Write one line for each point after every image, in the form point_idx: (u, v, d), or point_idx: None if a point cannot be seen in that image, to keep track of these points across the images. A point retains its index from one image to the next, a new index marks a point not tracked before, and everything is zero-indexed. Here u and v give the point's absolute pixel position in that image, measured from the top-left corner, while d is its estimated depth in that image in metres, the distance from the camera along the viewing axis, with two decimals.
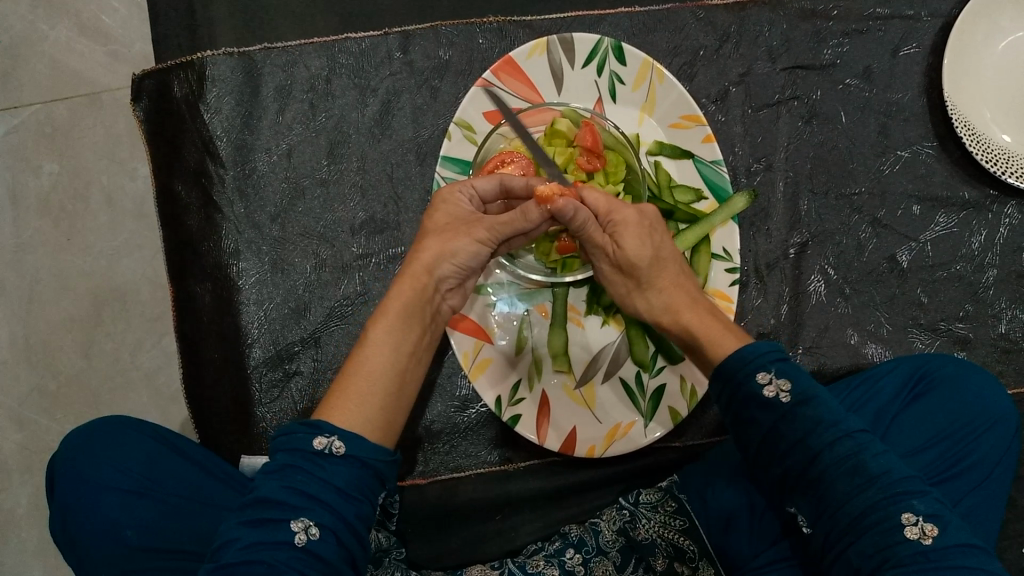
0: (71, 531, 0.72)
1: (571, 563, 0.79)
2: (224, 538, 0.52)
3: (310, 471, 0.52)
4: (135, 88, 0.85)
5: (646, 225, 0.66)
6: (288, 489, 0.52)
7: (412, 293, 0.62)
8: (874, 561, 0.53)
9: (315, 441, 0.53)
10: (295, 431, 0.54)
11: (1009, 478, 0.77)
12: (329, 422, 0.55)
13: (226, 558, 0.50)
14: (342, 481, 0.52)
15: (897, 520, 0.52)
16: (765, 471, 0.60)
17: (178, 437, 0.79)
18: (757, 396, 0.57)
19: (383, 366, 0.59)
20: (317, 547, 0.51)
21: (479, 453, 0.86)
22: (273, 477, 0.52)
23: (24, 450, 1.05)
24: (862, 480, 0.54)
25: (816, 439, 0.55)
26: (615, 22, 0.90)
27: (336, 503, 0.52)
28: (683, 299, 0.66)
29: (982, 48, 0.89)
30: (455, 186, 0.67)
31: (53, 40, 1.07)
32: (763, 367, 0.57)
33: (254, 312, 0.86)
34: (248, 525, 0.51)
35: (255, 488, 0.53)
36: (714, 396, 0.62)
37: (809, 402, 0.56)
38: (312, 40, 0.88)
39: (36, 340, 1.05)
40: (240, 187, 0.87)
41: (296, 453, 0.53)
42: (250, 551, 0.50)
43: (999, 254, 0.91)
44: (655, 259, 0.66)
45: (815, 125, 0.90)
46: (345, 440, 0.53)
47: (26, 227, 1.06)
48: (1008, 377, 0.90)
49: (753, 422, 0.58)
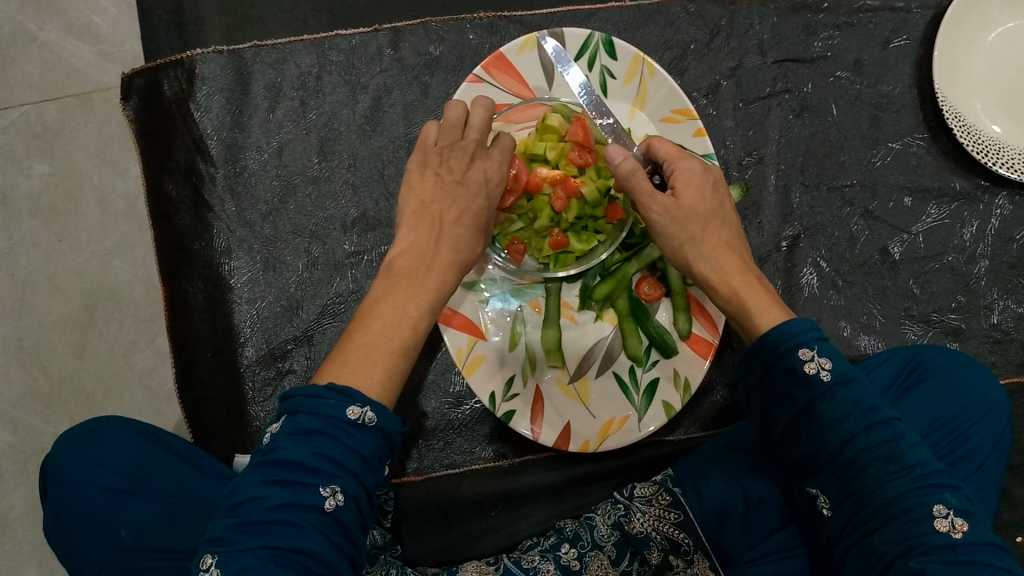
0: (64, 531, 0.72)
1: (566, 558, 0.79)
2: (245, 497, 0.49)
3: (339, 439, 0.50)
4: (124, 87, 0.86)
5: (710, 182, 0.65)
6: (318, 454, 0.49)
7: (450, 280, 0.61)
8: (898, 548, 0.53)
9: (347, 410, 0.50)
10: (324, 395, 0.51)
11: (1002, 467, 0.77)
12: (359, 390, 0.52)
13: (249, 517, 0.48)
14: (369, 451, 0.51)
15: (927, 511, 0.53)
16: (789, 449, 0.60)
17: (172, 435, 0.79)
18: (795, 371, 0.57)
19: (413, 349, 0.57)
20: (343, 514, 0.50)
21: (473, 449, 0.86)
22: (298, 441, 0.50)
23: (18, 452, 1.04)
24: (896, 468, 0.54)
25: (854, 422, 0.56)
26: (606, 16, 0.90)
27: (361, 471, 0.51)
28: (733, 262, 0.64)
29: (972, 39, 0.89)
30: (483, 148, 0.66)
31: (42, 41, 1.06)
32: (806, 343, 0.57)
33: (246, 310, 0.86)
34: (274, 485, 0.49)
35: (279, 448, 0.50)
36: (746, 373, 0.62)
37: (848, 384, 0.56)
38: (302, 37, 0.88)
39: (29, 342, 1.05)
40: (231, 186, 0.86)
41: (325, 419, 0.50)
42: (275, 513, 0.48)
43: (990, 245, 0.91)
44: (715, 211, 0.65)
45: (806, 118, 0.90)
46: (377, 411, 0.52)
47: (18, 228, 1.05)
48: (1000, 367, 0.90)
49: (789, 399, 0.58)
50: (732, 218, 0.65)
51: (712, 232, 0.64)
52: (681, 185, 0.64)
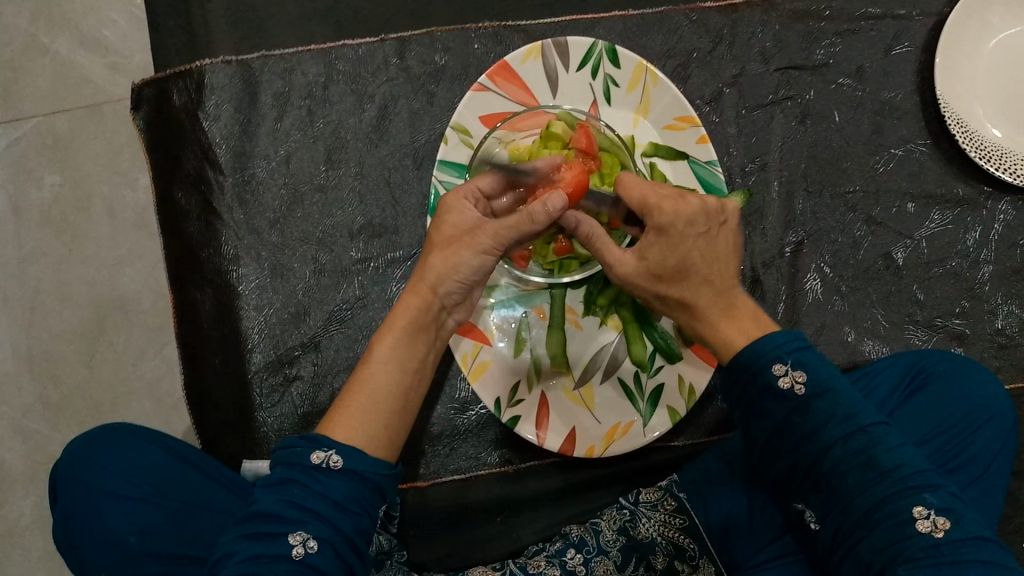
0: (72, 538, 0.72)
1: (572, 564, 0.79)
2: (224, 551, 0.53)
3: (306, 486, 0.53)
4: (133, 98, 0.86)
5: (681, 228, 0.60)
6: (286, 503, 0.53)
7: (416, 308, 0.63)
8: (885, 555, 0.54)
9: (312, 456, 0.54)
10: (295, 444, 0.55)
11: (1008, 472, 0.77)
12: (328, 436, 0.56)
13: (225, 571, 0.52)
14: (340, 495, 0.53)
15: (908, 514, 0.53)
16: (772, 464, 0.60)
17: (180, 443, 0.79)
18: (771, 387, 0.57)
19: (392, 378, 0.60)
20: (315, 560, 0.52)
21: (479, 455, 0.87)
22: (271, 491, 0.54)
23: (27, 460, 1.05)
24: (874, 474, 0.54)
25: (829, 431, 0.56)
26: (609, 26, 0.91)
27: (333, 516, 0.53)
28: (703, 303, 0.62)
29: (973, 46, 0.89)
30: (461, 194, 0.65)
31: (53, 53, 1.08)
32: (779, 358, 0.57)
33: (254, 317, 0.86)
34: (247, 539, 0.53)
35: (255, 501, 0.54)
36: (726, 390, 0.62)
37: (825, 394, 0.56)
38: (309, 47, 0.89)
39: (38, 351, 1.06)
40: (240, 194, 0.87)
41: (294, 467, 0.54)
42: (247, 565, 0.52)
43: (994, 250, 0.91)
44: (680, 266, 0.61)
45: (808, 125, 0.91)
46: (342, 454, 0.54)
47: (28, 238, 1.07)
48: (1005, 372, 0.90)
49: (765, 414, 0.58)
50: (700, 269, 0.61)
51: (672, 289, 0.62)
52: (648, 245, 0.61)
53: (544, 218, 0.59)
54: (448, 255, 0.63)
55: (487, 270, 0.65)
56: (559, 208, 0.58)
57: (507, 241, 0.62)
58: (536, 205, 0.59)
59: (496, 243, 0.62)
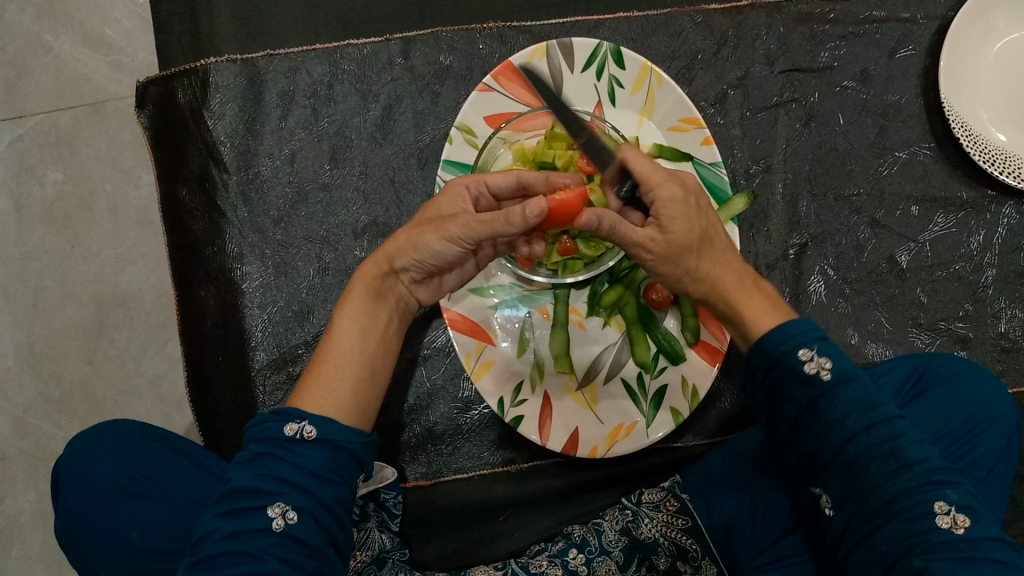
0: (74, 533, 0.72)
1: (574, 564, 0.79)
2: (202, 533, 0.52)
3: (282, 458, 0.53)
4: (138, 96, 0.86)
5: (690, 202, 0.62)
6: (261, 475, 0.53)
7: (371, 280, 0.64)
8: (901, 546, 0.53)
9: (285, 429, 0.54)
10: (267, 421, 0.55)
11: (1010, 476, 0.77)
12: (299, 408, 0.56)
13: (206, 551, 0.51)
14: (316, 465, 0.53)
15: (929, 507, 0.53)
16: (793, 449, 0.60)
17: (179, 438, 0.79)
18: (795, 372, 0.57)
19: (356, 347, 0.62)
20: (296, 530, 0.51)
21: (481, 454, 0.87)
22: (247, 467, 0.53)
23: (27, 456, 1.05)
24: (897, 466, 0.54)
25: (854, 420, 0.56)
26: (614, 27, 0.91)
27: (312, 486, 0.52)
28: (729, 277, 0.64)
29: (978, 50, 0.89)
30: (462, 181, 0.68)
31: (57, 51, 1.08)
32: (806, 344, 0.57)
33: (257, 315, 0.86)
34: (224, 516, 0.52)
35: (230, 480, 0.54)
36: (748, 373, 0.62)
37: (850, 382, 0.57)
38: (315, 47, 0.89)
39: (40, 347, 1.06)
40: (244, 192, 0.88)
41: (268, 441, 0.54)
42: (226, 542, 0.51)
43: (998, 254, 0.91)
44: (703, 237, 0.63)
45: (813, 127, 0.91)
46: (315, 424, 0.54)
47: (31, 234, 1.07)
48: (1008, 376, 0.90)
49: (789, 399, 0.58)
50: (719, 241, 0.63)
51: (700, 265, 0.63)
52: (670, 219, 0.61)
53: (521, 223, 0.58)
54: (413, 234, 0.64)
55: (450, 257, 0.65)
56: (537, 216, 0.57)
57: (466, 231, 0.61)
58: (514, 207, 0.57)
59: (464, 234, 0.61)
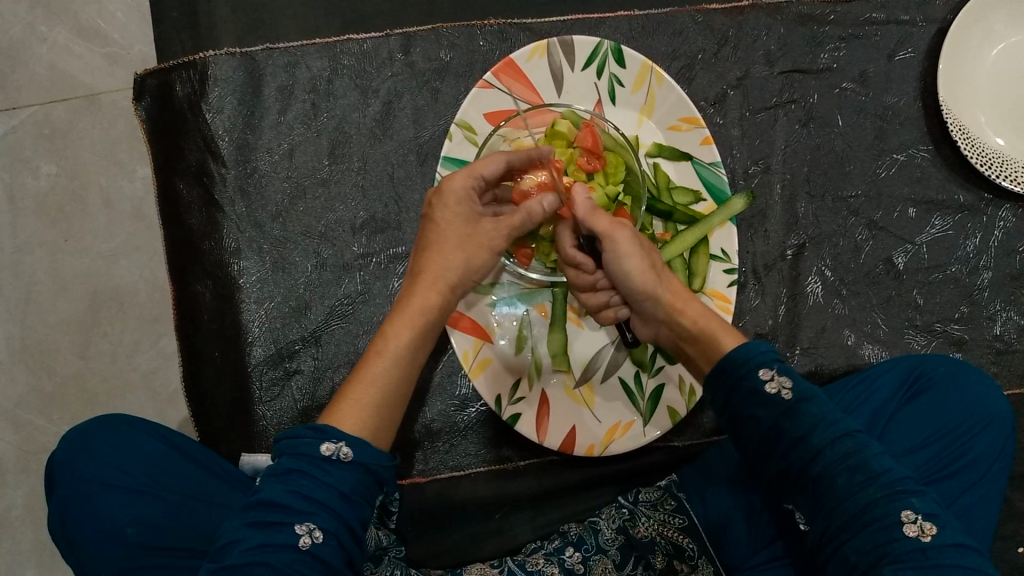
0: (69, 528, 0.72)
1: (571, 562, 0.78)
2: (228, 540, 0.52)
3: (315, 476, 0.53)
4: (136, 88, 0.86)
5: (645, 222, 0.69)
6: (294, 493, 0.52)
7: (436, 308, 0.63)
8: (870, 556, 0.54)
9: (322, 447, 0.53)
10: (302, 435, 0.54)
11: (1005, 478, 0.78)
12: (337, 428, 0.55)
13: (229, 560, 0.51)
14: (347, 486, 0.53)
15: (896, 517, 0.53)
16: (766, 467, 0.60)
17: (177, 434, 0.79)
18: (758, 393, 0.58)
19: (396, 374, 0.60)
20: (321, 551, 0.52)
21: (478, 452, 0.87)
22: (277, 481, 0.53)
23: (19, 451, 1.04)
24: (863, 478, 0.55)
25: (818, 436, 0.56)
26: (615, 25, 0.90)
27: (340, 507, 0.53)
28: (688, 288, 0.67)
29: (976, 53, 0.90)
30: (471, 181, 0.65)
31: (52, 42, 1.07)
32: (765, 364, 0.58)
33: (255, 311, 0.86)
34: (251, 528, 0.52)
35: (258, 491, 0.53)
36: (712, 398, 0.62)
37: (809, 401, 0.57)
38: (314, 41, 0.89)
39: (33, 342, 1.05)
40: (242, 186, 0.87)
41: (302, 458, 0.53)
42: (251, 555, 0.51)
43: (993, 257, 0.92)
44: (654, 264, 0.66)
45: (811, 129, 0.91)
46: (352, 446, 0.54)
47: (24, 227, 1.06)
48: (1003, 378, 0.91)
49: (753, 421, 0.58)
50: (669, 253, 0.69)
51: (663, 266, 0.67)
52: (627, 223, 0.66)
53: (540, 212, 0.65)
54: (467, 255, 0.64)
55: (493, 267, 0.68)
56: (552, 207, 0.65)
57: (509, 241, 0.66)
58: (535, 203, 0.64)
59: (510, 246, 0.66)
